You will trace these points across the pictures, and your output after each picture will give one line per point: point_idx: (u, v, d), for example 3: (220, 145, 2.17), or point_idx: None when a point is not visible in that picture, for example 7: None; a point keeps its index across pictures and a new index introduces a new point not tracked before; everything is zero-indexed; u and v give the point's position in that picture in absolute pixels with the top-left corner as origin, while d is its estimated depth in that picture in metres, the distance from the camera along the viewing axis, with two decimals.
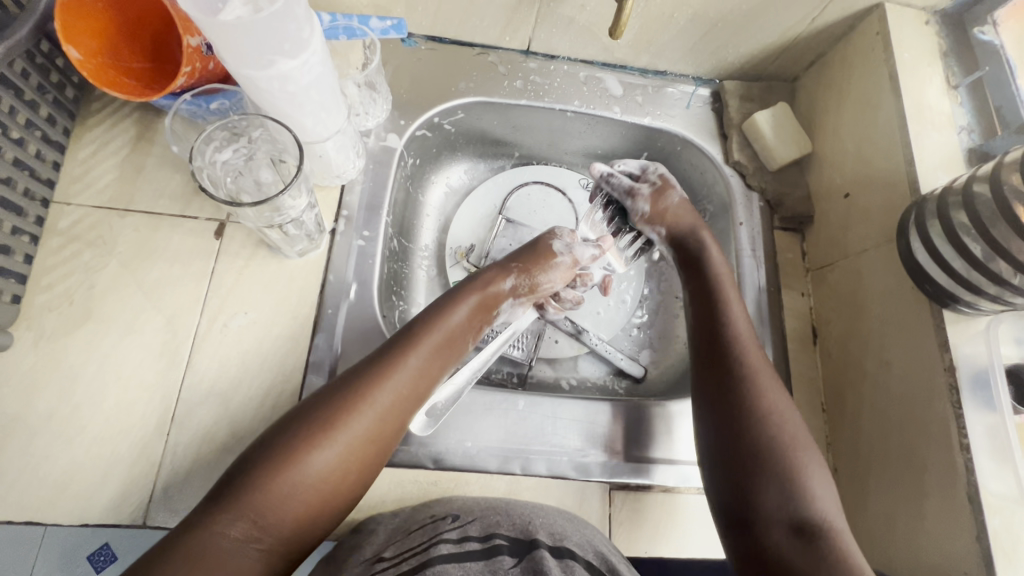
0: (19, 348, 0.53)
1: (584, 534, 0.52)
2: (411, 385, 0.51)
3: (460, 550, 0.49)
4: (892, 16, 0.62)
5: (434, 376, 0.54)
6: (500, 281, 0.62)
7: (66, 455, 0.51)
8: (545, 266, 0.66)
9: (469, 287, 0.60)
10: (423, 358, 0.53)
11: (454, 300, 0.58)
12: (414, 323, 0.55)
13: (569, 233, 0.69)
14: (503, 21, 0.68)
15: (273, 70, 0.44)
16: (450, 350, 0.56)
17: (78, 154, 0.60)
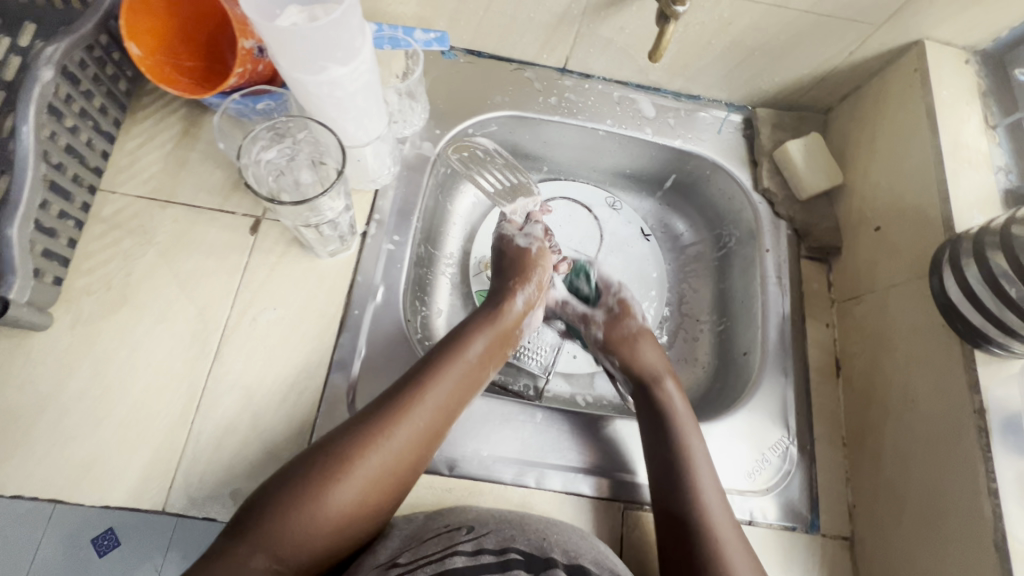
0: (57, 329, 0.55)
1: (597, 551, 0.52)
2: (430, 422, 0.52)
3: (475, 563, 0.49)
4: (931, 54, 0.62)
5: (454, 411, 0.54)
6: (512, 303, 0.62)
7: (92, 436, 0.52)
8: (535, 267, 0.66)
9: (484, 320, 0.60)
10: (443, 394, 0.53)
11: (470, 334, 0.58)
12: (428, 359, 0.56)
13: (511, 222, 0.70)
14: (543, 38, 0.69)
15: (323, 76, 0.45)
16: (470, 385, 0.56)
17: (126, 145, 0.62)
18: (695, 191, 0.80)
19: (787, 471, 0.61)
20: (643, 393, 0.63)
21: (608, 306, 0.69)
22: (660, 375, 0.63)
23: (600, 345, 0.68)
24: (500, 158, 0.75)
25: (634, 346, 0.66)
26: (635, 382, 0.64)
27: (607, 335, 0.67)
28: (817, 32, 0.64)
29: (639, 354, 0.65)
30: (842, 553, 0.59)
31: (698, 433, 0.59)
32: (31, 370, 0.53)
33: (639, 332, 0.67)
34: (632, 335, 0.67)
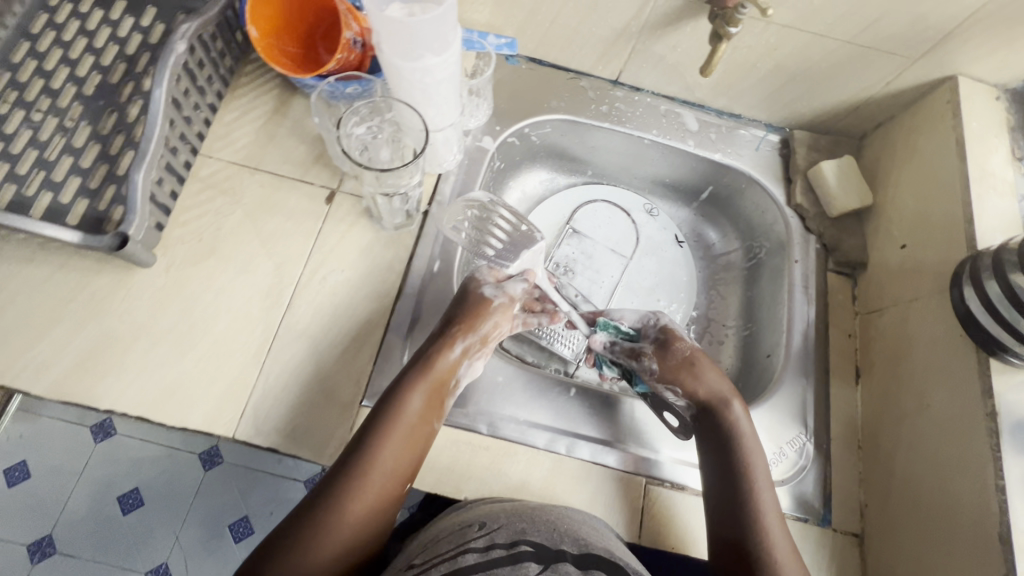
0: (155, 269, 0.62)
1: (605, 543, 0.54)
2: (377, 491, 0.53)
3: (486, 558, 0.50)
4: (963, 88, 0.67)
5: (405, 469, 0.55)
6: (448, 351, 0.59)
7: (178, 365, 0.59)
8: (481, 315, 0.62)
9: (420, 374, 0.58)
10: (388, 459, 0.54)
11: (404, 392, 0.56)
12: (364, 430, 0.55)
13: (490, 274, 0.65)
14: (600, 51, 0.76)
15: (418, 63, 0.52)
16: (417, 442, 0.56)
17: (225, 116, 0.70)
18: (730, 203, 0.85)
19: (802, 466, 0.64)
20: (714, 416, 0.62)
21: (653, 339, 0.67)
22: (726, 396, 0.62)
23: (657, 379, 0.65)
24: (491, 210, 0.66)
25: (693, 372, 0.64)
26: (704, 409, 0.63)
27: (663, 365, 0.65)
28: (856, 61, 0.69)
29: (702, 379, 0.63)
30: (851, 548, 0.62)
31: (755, 441, 0.61)
32: (131, 302, 0.60)
33: (692, 355, 0.65)
34: (687, 359, 0.64)
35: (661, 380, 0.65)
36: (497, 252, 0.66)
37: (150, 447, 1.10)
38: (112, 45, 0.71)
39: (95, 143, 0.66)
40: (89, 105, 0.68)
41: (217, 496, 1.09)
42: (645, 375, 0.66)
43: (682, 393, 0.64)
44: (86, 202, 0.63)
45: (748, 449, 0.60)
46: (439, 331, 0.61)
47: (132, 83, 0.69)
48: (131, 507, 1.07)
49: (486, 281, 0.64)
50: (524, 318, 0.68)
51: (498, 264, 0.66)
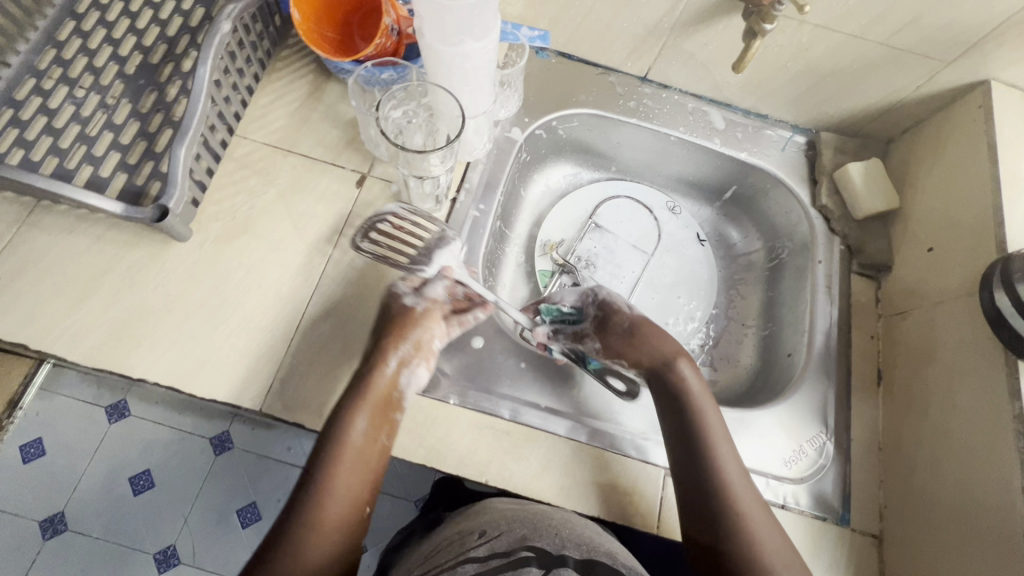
0: (190, 244, 0.63)
1: (607, 546, 0.56)
2: (337, 519, 0.52)
3: (486, 567, 0.52)
4: (996, 93, 0.67)
5: (362, 493, 0.54)
6: (383, 367, 0.58)
7: (209, 338, 0.60)
8: (415, 326, 0.61)
9: (358, 394, 0.56)
10: (341, 485, 0.53)
11: (346, 418, 0.55)
12: (311, 464, 0.54)
13: (410, 280, 0.64)
14: (631, 48, 0.77)
15: (459, 48, 0.53)
16: (369, 464, 0.55)
17: (261, 99, 0.71)
18: (753, 203, 0.86)
19: (823, 464, 0.64)
20: (662, 377, 0.63)
21: (593, 317, 0.68)
22: (671, 358, 0.63)
23: (606, 354, 0.66)
24: (404, 218, 0.65)
25: (634, 342, 0.65)
26: (655, 378, 0.64)
27: (613, 335, 0.66)
28: (887, 64, 0.69)
29: (644, 347, 0.64)
30: (870, 549, 0.61)
31: (713, 408, 0.61)
32: (166, 276, 0.62)
33: (632, 324, 0.66)
34: (629, 327, 0.65)
35: (610, 354, 0.66)
36: (414, 259, 0.64)
37: (163, 431, 1.12)
38: (154, 27, 0.72)
39: (134, 119, 0.68)
40: (130, 84, 0.69)
41: (227, 480, 1.10)
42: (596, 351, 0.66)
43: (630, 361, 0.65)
44: (125, 175, 0.65)
45: (712, 436, 0.58)
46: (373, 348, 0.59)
47: (172, 64, 0.71)
48: (142, 488, 1.09)
49: (404, 293, 0.63)
50: (461, 319, 0.64)
51: (414, 270, 0.64)
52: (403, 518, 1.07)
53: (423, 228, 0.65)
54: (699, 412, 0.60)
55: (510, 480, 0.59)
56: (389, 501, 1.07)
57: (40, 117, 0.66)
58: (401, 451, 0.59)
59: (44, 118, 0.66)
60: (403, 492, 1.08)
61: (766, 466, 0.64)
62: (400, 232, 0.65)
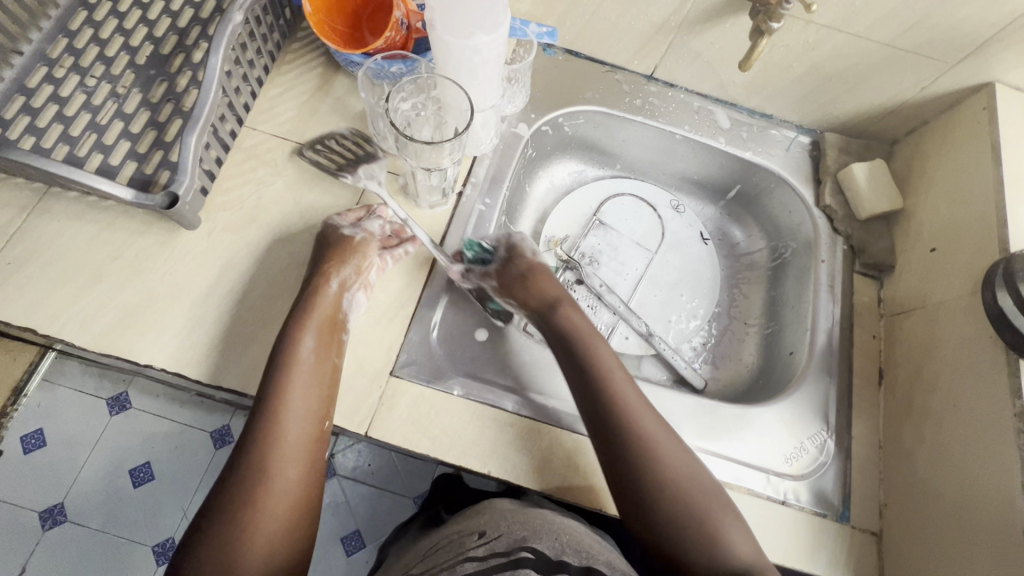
0: (198, 233, 0.64)
1: (607, 558, 0.55)
2: (295, 431, 0.54)
3: (484, 565, 0.52)
4: (1000, 95, 0.67)
5: (317, 409, 0.56)
6: (326, 288, 0.61)
7: (216, 326, 0.60)
8: (355, 253, 0.63)
9: (304, 314, 0.59)
10: (296, 400, 0.55)
11: (295, 337, 0.57)
12: (265, 384, 0.55)
13: (348, 215, 0.66)
14: (637, 46, 0.77)
15: (469, 41, 0.53)
16: (322, 380, 0.57)
17: (270, 91, 0.72)
18: (756, 203, 0.86)
19: (824, 461, 0.65)
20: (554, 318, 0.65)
21: (502, 257, 0.68)
22: (556, 301, 0.66)
23: (502, 293, 0.67)
24: (348, 139, 0.71)
25: (528, 284, 0.67)
26: (544, 315, 0.65)
27: (514, 273, 0.67)
28: (892, 65, 0.70)
29: (537, 286, 0.66)
30: (870, 547, 0.62)
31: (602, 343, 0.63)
32: (173, 264, 0.62)
33: (531, 266, 0.68)
34: (525, 270, 0.67)
35: (504, 291, 0.67)
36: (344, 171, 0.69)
37: (165, 423, 1.12)
38: (165, 18, 0.73)
39: (145, 109, 0.68)
40: (141, 73, 0.70)
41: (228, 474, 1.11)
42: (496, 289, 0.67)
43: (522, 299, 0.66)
44: (134, 164, 0.65)
45: (597, 358, 0.61)
46: (313, 274, 0.62)
47: (183, 55, 0.71)
48: (142, 480, 1.09)
49: (343, 225, 0.65)
50: (392, 254, 0.66)
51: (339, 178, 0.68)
52: (403, 515, 1.06)
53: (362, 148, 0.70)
54: (595, 345, 0.62)
55: (513, 471, 0.59)
56: (389, 497, 1.07)
57: (51, 105, 0.66)
58: (405, 442, 0.59)
59: (54, 106, 0.66)
60: (402, 489, 1.08)
61: (769, 464, 0.64)
62: (342, 149, 0.70)
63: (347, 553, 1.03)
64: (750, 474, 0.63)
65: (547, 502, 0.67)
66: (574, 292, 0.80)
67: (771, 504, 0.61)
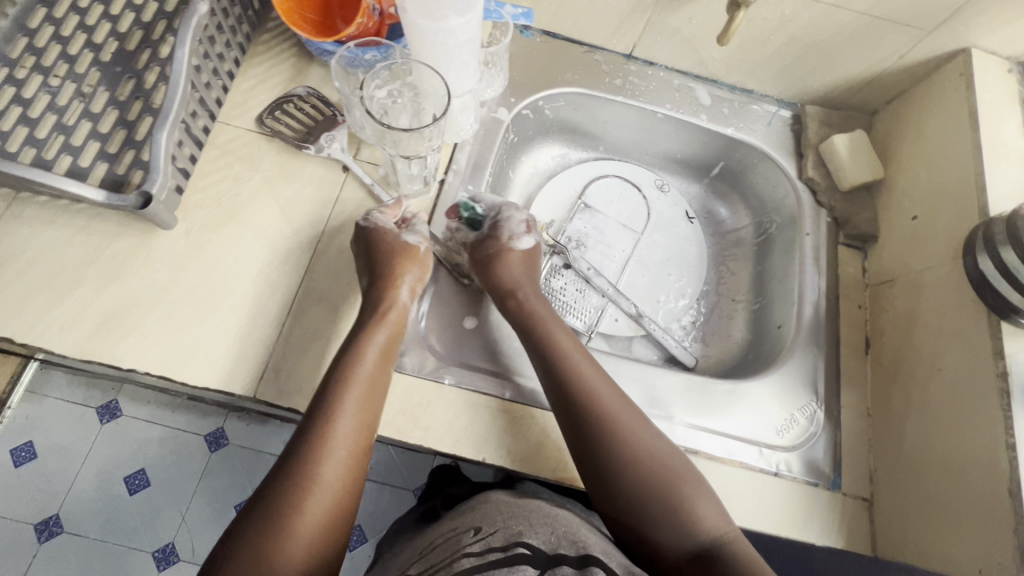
0: (175, 233, 0.63)
1: (606, 545, 0.55)
2: (348, 442, 0.53)
3: (481, 561, 0.51)
4: (976, 60, 0.67)
5: (369, 421, 0.55)
6: (397, 295, 0.62)
7: (198, 327, 0.59)
8: (415, 265, 0.64)
9: (374, 321, 0.59)
10: (352, 411, 0.54)
11: (357, 347, 0.57)
12: (322, 390, 0.55)
13: (387, 212, 0.65)
14: (615, 24, 0.76)
15: (443, 23, 0.52)
16: (378, 393, 0.56)
17: (243, 85, 0.70)
18: (741, 179, 0.86)
19: (814, 432, 0.65)
20: (511, 301, 0.65)
21: (487, 231, 0.68)
22: (517, 287, 0.66)
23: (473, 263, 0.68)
24: (308, 101, 0.70)
25: (496, 265, 0.66)
26: (501, 293, 0.65)
27: (496, 250, 0.67)
28: (869, 34, 0.69)
29: (502, 267, 0.66)
30: (861, 511, 0.63)
31: (564, 332, 0.63)
32: (152, 265, 0.61)
33: (505, 246, 0.67)
34: (496, 252, 0.67)
35: (477, 264, 0.68)
36: (309, 138, 0.68)
37: (160, 428, 1.11)
38: (129, 13, 0.71)
39: (113, 108, 0.66)
40: (106, 71, 0.68)
41: (229, 474, 1.10)
42: (472, 255, 0.68)
43: (490, 274, 0.66)
44: (106, 165, 0.63)
45: (553, 343, 0.61)
46: (375, 279, 0.61)
47: (149, 50, 0.69)
48: (140, 485, 1.08)
49: (389, 225, 0.64)
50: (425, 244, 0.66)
51: (300, 145, 0.67)
52: (402, 506, 1.07)
53: (321, 110, 0.69)
54: (552, 332, 0.62)
55: (507, 458, 0.59)
56: (389, 490, 1.07)
57: (15, 107, 0.64)
58: (398, 433, 0.59)
59: (18, 108, 0.64)
60: (402, 482, 1.08)
61: (760, 437, 0.65)
62: (301, 113, 0.69)
63: (351, 547, 1.04)
64: (743, 449, 0.64)
65: (544, 489, 0.68)
66: (562, 276, 0.80)
67: (764, 476, 0.62)
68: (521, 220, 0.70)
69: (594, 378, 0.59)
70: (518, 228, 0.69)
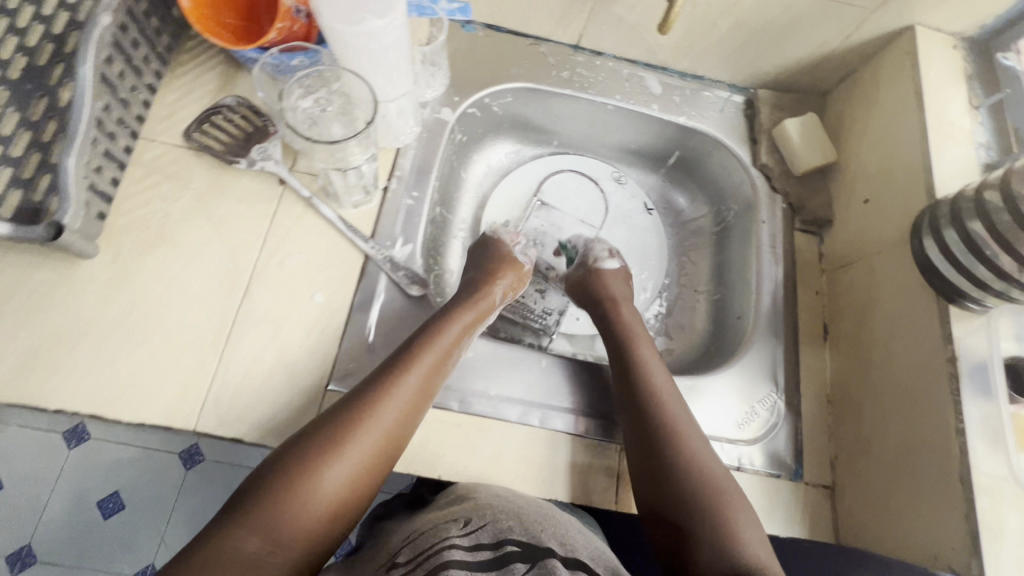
0: (100, 261, 0.59)
1: (593, 548, 0.53)
2: (411, 403, 0.55)
3: (471, 557, 0.47)
4: (921, 38, 0.67)
5: (432, 390, 0.57)
6: (489, 294, 0.67)
7: (130, 360, 0.56)
8: (508, 272, 0.70)
9: (464, 306, 0.64)
10: (420, 374, 0.56)
11: (443, 322, 0.61)
12: (404, 348, 0.58)
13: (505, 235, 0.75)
14: (558, 14, 0.74)
15: (362, 27, 0.49)
16: (446, 368, 0.59)
17: (167, 97, 0.66)
18: (697, 167, 0.85)
19: (774, 423, 0.65)
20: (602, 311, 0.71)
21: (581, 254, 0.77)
22: (611, 300, 0.71)
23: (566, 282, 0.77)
24: (238, 111, 0.66)
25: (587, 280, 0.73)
26: (592, 302, 0.72)
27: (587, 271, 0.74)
28: (815, 15, 0.68)
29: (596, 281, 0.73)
30: (823, 500, 0.62)
31: (648, 341, 0.68)
32: (76, 296, 0.57)
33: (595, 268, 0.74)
34: (586, 271, 0.74)
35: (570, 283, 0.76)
36: (239, 151, 0.64)
37: (127, 452, 1.07)
38: (38, 25, 0.64)
39: (23, 129, 0.60)
40: (15, 89, 0.62)
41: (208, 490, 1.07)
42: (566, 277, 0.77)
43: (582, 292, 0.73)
44: (20, 192, 0.59)
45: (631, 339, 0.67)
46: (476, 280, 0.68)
47: (62, 65, 0.65)
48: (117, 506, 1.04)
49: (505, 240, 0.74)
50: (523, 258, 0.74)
51: (229, 160, 0.64)
52: None
53: (252, 121, 0.66)
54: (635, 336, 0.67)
55: (463, 471, 0.58)
56: None
57: None
58: None
59: None
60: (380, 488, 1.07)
61: (721, 432, 0.64)
62: (231, 125, 0.66)
63: None
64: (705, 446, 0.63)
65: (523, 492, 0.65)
66: None
67: None
68: (604, 248, 0.76)
69: (657, 367, 0.63)
70: (601, 253, 0.75)
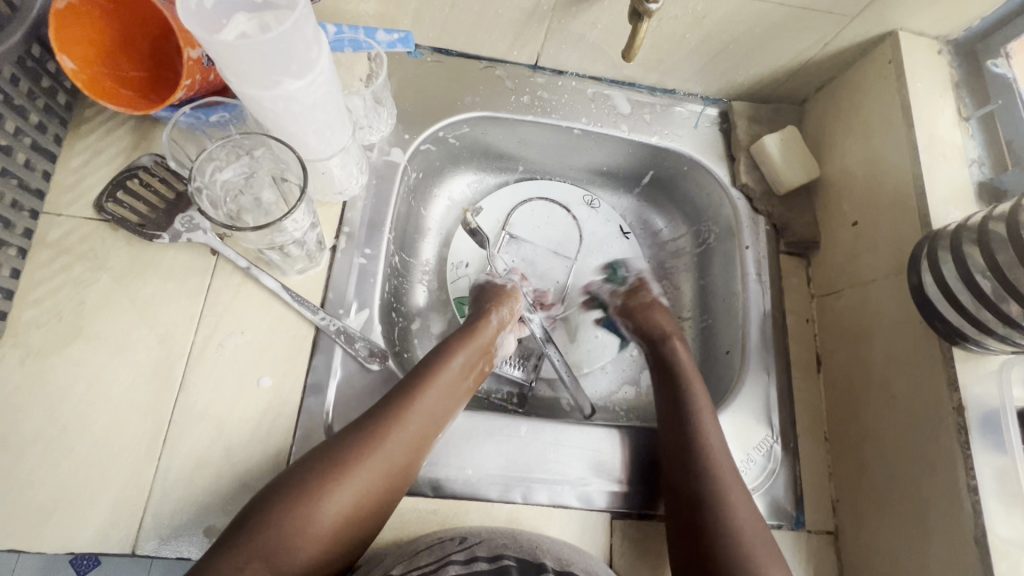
0: (5, 366, 0.51)
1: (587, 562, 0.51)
2: (416, 437, 0.52)
3: (467, 571, 0.48)
4: (905, 45, 0.62)
5: (439, 423, 0.54)
6: (488, 319, 0.63)
7: (51, 479, 0.49)
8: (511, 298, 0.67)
9: (469, 335, 0.61)
10: (427, 406, 0.53)
11: (450, 352, 0.58)
12: (411, 376, 0.55)
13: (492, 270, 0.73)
14: (512, 35, 0.67)
15: (278, 89, 0.42)
16: (453, 400, 0.56)
17: (70, 162, 0.58)
18: (674, 186, 0.79)
19: (772, 470, 0.61)
20: (654, 346, 0.67)
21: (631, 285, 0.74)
22: (668, 334, 0.67)
23: (621, 312, 0.72)
24: (157, 173, 0.58)
25: (647, 311, 0.70)
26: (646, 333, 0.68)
27: (639, 303, 0.71)
28: (790, 25, 0.62)
29: (651, 317, 0.69)
30: (828, 549, 0.59)
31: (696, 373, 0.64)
32: None
33: (652, 301, 0.72)
34: (646, 304, 0.71)
35: (622, 314, 0.72)
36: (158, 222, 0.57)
37: None
38: None
39: None
40: None
41: None
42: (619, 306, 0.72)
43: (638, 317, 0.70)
44: None
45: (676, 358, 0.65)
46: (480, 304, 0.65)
47: None
48: None
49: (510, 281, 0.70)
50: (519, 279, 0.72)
51: (147, 233, 0.56)
52: None
53: (173, 183, 0.58)
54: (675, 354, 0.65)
55: None
56: None
57: None
58: None
59: None
60: None
61: None
62: (149, 190, 0.58)
63: None
64: None
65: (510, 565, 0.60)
66: None
67: None
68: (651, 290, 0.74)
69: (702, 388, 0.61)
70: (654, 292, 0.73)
